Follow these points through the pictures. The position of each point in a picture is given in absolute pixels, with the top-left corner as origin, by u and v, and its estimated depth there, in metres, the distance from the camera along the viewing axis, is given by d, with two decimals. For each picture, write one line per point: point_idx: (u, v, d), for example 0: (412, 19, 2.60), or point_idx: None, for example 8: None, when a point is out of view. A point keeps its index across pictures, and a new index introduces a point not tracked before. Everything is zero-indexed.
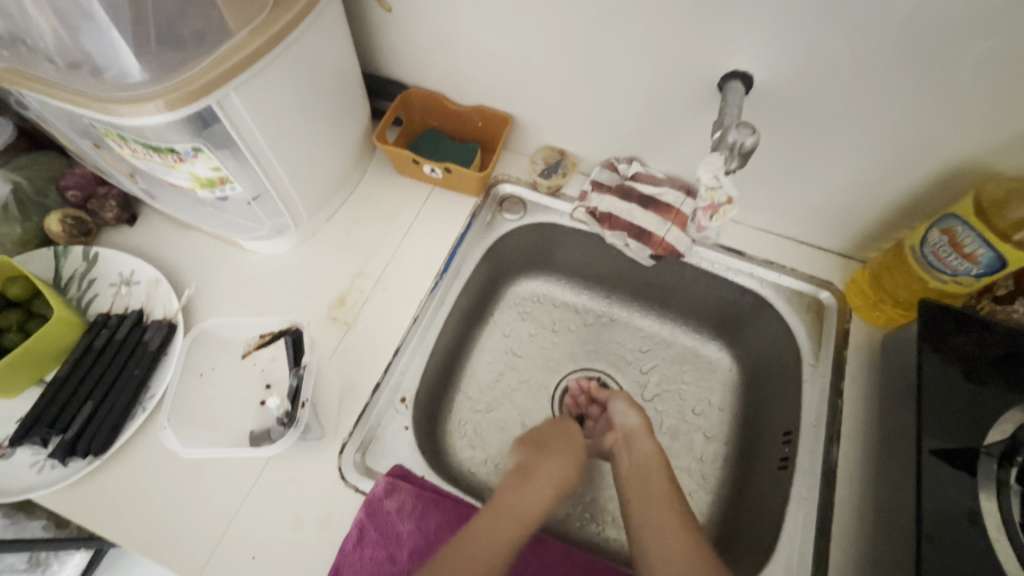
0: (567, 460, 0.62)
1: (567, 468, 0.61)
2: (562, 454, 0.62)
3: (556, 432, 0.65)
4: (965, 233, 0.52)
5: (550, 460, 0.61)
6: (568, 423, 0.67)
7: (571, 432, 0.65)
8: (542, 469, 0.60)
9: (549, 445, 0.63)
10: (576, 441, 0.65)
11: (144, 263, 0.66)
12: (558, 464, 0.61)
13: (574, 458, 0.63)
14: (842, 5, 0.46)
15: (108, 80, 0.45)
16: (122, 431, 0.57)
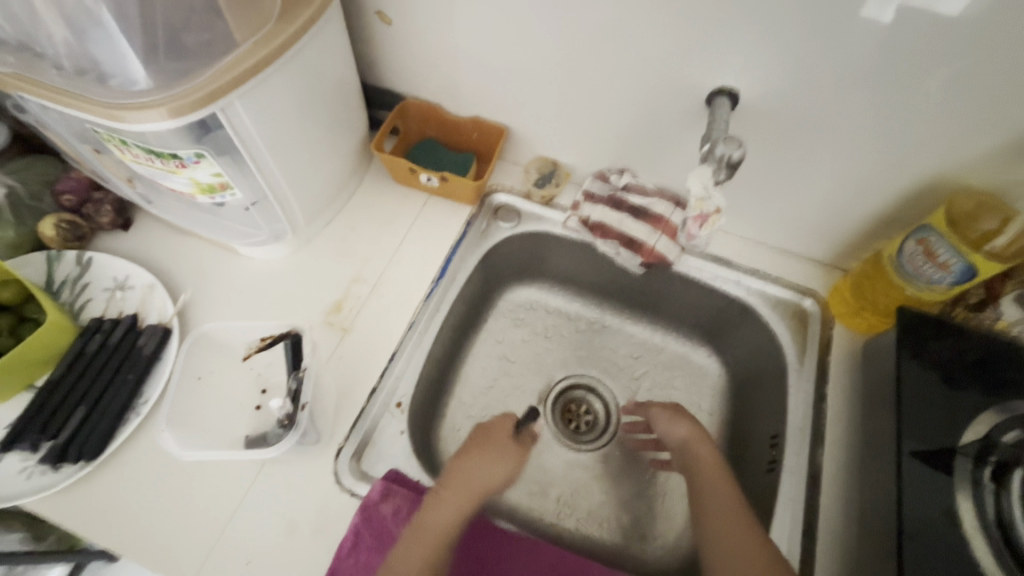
0: (491, 463, 0.61)
1: (492, 470, 0.60)
2: (485, 457, 0.61)
3: (482, 438, 0.63)
4: (938, 243, 0.55)
5: (476, 465, 0.60)
6: (495, 425, 0.65)
7: (495, 435, 0.64)
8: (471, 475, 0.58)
9: (472, 451, 0.61)
10: (504, 441, 0.64)
11: (139, 268, 0.66)
12: (479, 468, 0.60)
13: (499, 459, 0.61)
14: (820, 27, 0.49)
15: (113, 87, 0.46)
16: (115, 436, 0.57)
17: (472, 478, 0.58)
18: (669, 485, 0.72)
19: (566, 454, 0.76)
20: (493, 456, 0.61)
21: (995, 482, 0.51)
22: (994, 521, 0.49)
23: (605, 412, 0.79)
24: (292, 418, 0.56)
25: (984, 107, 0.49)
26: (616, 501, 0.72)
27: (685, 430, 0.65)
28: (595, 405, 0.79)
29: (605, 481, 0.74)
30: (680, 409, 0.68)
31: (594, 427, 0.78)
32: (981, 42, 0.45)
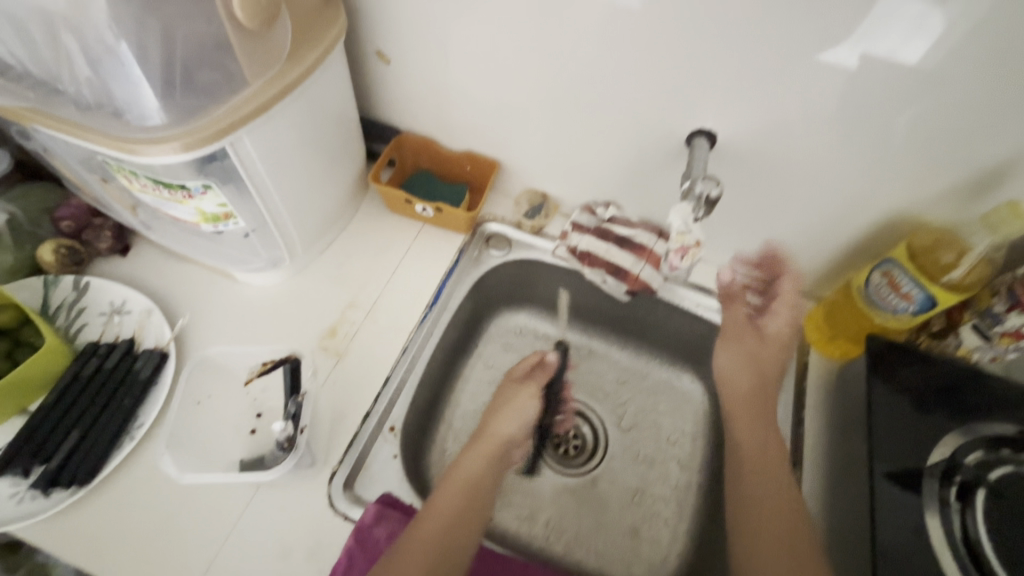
0: (507, 416, 0.67)
1: (508, 423, 0.67)
2: (502, 415, 0.67)
3: (500, 398, 0.70)
4: (901, 275, 0.59)
5: (491, 419, 0.67)
6: (511, 387, 0.71)
7: (510, 395, 0.70)
8: (488, 430, 0.66)
9: (493, 409, 0.69)
10: (519, 398, 0.69)
11: (137, 293, 0.67)
12: (498, 422, 0.67)
13: (514, 414, 0.67)
14: (788, 77, 0.53)
15: (129, 122, 0.49)
16: (108, 460, 0.57)
17: (493, 430, 0.66)
18: (655, 507, 0.74)
19: (555, 477, 0.77)
20: (508, 405, 0.68)
21: (960, 501, 0.54)
22: (961, 539, 0.52)
23: (593, 436, 0.81)
24: (291, 440, 0.57)
25: (936, 151, 0.54)
26: (603, 524, 0.73)
27: (768, 361, 0.68)
28: (584, 429, 0.81)
29: (594, 504, 0.75)
30: (767, 338, 0.69)
31: (582, 450, 0.80)
32: (930, 93, 0.50)
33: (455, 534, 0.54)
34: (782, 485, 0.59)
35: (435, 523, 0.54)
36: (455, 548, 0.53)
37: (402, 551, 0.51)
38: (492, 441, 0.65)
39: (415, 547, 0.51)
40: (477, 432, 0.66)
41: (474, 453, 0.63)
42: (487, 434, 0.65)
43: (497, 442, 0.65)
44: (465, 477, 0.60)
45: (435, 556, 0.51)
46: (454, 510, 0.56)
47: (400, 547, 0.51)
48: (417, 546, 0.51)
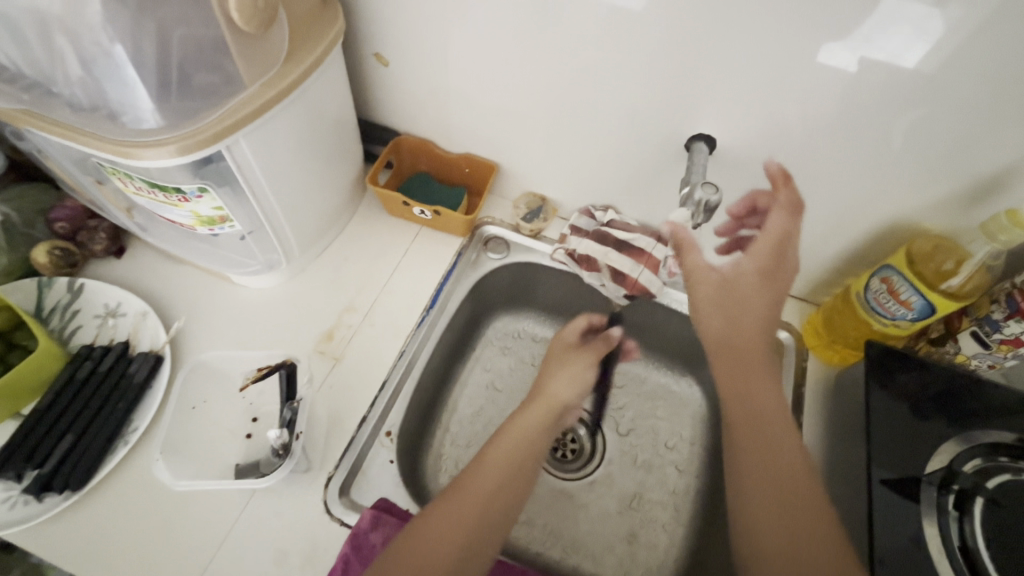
0: (566, 377, 0.62)
1: (567, 386, 0.62)
2: (560, 375, 0.62)
3: (559, 357, 0.65)
4: (900, 282, 0.59)
5: (548, 380, 0.62)
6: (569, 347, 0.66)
7: (570, 357, 0.65)
8: (545, 389, 0.61)
9: (550, 368, 0.64)
10: (580, 361, 0.64)
11: (132, 295, 0.67)
12: (556, 382, 0.62)
13: (574, 376, 0.63)
14: (788, 83, 0.53)
15: (123, 124, 0.48)
16: (102, 465, 0.57)
17: (549, 391, 0.61)
18: (653, 512, 0.74)
19: (553, 482, 0.77)
20: (565, 368, 0.63)
21: (958, 509, 0.54)
22: (958, 547, 0.52)
23: (591, 440, 0.80)
24: (286, 446, 0.56)
25: (937, 157, 0.54)
26: (600, 529, 0.73)
27: (742, 311, 0.60)
28: (582, 432, 0.81)
29: (592, 510, 0.75)
30: (734, 284, 0.61)
31: (580, 454, 0.79)
32: (930, 98, 0.50)
33: (499, 500, 0.52)
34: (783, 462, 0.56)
35: (480, 485, 0.52)
36: (498, 513, 0.51)
37: (443, 509, 0.50)
38: (548, 403, 0.59)
39: (458, 507, 0.50)
40: (533, 390, 0.62)
41: (529, 412, 0.58)
42: (545, 394, 0.61)
43: (556, 403, 0.60)
44: (518, 438, 0.56)
45: (477, 519, 0.50)
46: (501, 474, 0.53)
47: (442, 504, 0.51)
48: (460, 507, 0.50)
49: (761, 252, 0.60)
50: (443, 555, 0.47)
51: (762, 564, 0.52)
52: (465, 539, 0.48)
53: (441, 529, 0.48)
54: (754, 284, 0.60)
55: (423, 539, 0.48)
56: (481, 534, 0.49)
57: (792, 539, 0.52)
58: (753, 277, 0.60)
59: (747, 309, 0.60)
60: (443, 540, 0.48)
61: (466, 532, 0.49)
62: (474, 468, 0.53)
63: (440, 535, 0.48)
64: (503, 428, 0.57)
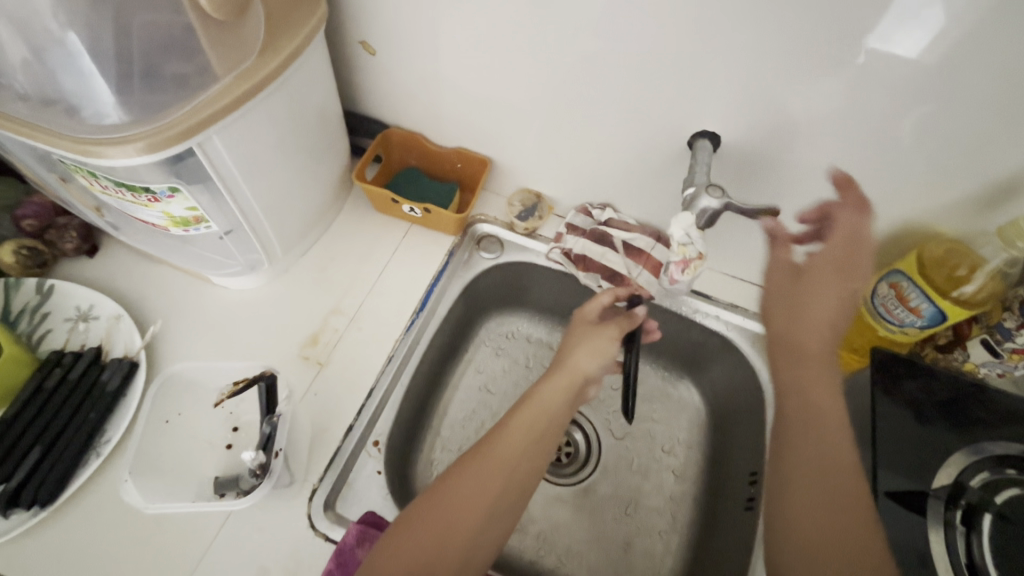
0: (590, 350, 0.62)
1: (591, 361, 0.61)
2: (584, 349, 0.62)
3: (583, 330, 0.64)
4: (910, 288, 0.56)
5: (571, 349, 0.62)
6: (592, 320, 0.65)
7: (594, 331, 0.63)
8: (567, 359, 0.62)
9: (573, 339, 0.64)
10: (605, 336, 0.63)
11: (105, 297, 0.63)
12: (581, 355, 0.61)
13: (598, 352, 0.62)
14: (797, 78, 0.50)
15: (83, 119, 0.44)
16: (73, 478, 0.54)
17: (573, 361, 0.61)
18: (649, 518, 0.72)
19: (547, 487, 0.75)
20: (589, 340, 0.62)
21: (965, 524, 0.52)
22: (965, 564, 0.51)
23: (586, 444, 0.78)
24: (263, 466, 0.53)
25: (952, 157, 0.51)
26: (596, 536, 0.71)
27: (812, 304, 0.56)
28: (577, 436, 0.79)
29: (587, 516, 0.73)
30: (807, 279, 0.57)
31: (574, 459, 0.77)
32: (947, 93, 0.47)
33: (522, 466, 0.54)
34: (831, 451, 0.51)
35: (503, 452, 0.54)
36: (520, 479, 0.54)
37: (468, 472, 0.53)
38: (570, 373, 0.60)
39: (482, 472, 0.53)
40: (555, 359, 0.63)
41: (552, 382, 0.60)
42: (567, 364, 0.61)
43: (577, 375, 0.60)
44: (540, 408, 0.58)
45: (500, 483, 0.53)
46: (524, 442, 0.55)
47: (467, 467, 0.53)
48: (484, 472, 0.53)
49: (836, 243, 0.55)
50: (468, 515, 0.50)
51: (792, 546, 0.48)
52: (488, 501, 0.52)
53: (466, 491, 0.52)
54: (835, 275, 0.55)
55: (449, 498, 0.51)
56: (504, 497, 0.52)
57: (842, 541, 0.46)
58: (824, 270, 0.56)
59: (823, 303, 0.56)
60: (467, 501, 0.51)
61: (490, 494, 0.52)
62: (497, 435, 0.55)
63: (464, 496, 0.51)
64: (525, 397, 0.59)
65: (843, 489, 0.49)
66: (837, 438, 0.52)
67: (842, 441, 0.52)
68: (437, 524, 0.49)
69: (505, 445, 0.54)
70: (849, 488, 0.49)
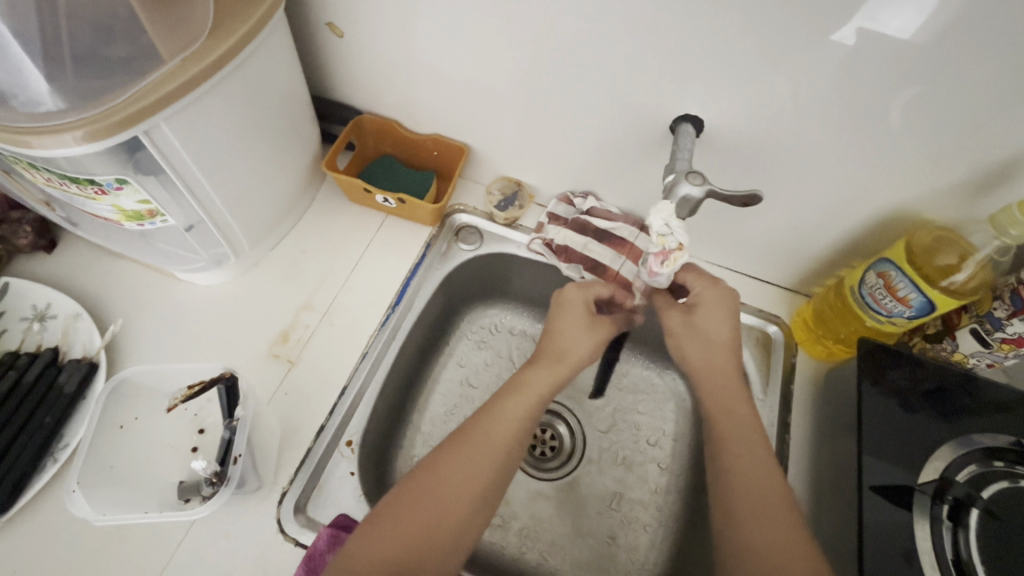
0: (575, 335, 0.63)
1: (576, 349, 0.62)
2: (570, 334, 0.62)
3: (563, 310, 0.64)
4: (899, 277, 0.54)
5: (570, 340, 0.62)
6: (577, 302, 0.64)
7: (578, 316, 0.64)
8: (568, 352, 0.61)
9: (555, 322, 0.64)
10: (590, 326, 0.64)
11: (63, 295, 0.61)
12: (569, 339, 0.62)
13: (581, 340, 0.63)
14: (781, 58, 0.48)
15: (14, 107, 0.42)
16: (29, 486, 0.52)
17: (564, 347, 0.62)
18: (633, 512, 0.71)
19: (529, 483, 0.73)
20: (578, 325, 0.63)
21: (952, 519, 0.51)
22: (952, 561, 0.49)
23: (570, 438, 0.77)
24: (219, 475, 0.53)
25: (946, 140, 0.49)
26: (579, 531, 0.70)
27: (695, 339, 0.62)
28: (560, 429, 0.77)
29: (572, 512, 0.71)
30: (700, 306, 0.62)
31: (558, 453, 0.76)
32: (941, 75, 0.45)
33: (510, 454, 0.53)
34: (763, 469, 0.53)
35: (490, 439, 0.53)
36: (506, 469, 0.53)
37: (451, 463, 0.51)
38: (567, 363, 0.61)
39: (467, 461, 0.51)
40: (552, 349, 0.62)
41: (544, 368, 0.60)
42: (563, 351, 0.61)
43: (570, 364, 0.61)
44: (534, 392, 0.58)
45: (489, 472, 0.51)
46: (516, 427, 0.55)
47: (450, 456, 0.51)
48: (471, 465, 0.51)
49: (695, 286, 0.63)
50: (453, 508, 0.49)
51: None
52: (476, 493, 0.50)
53: (450, 481, 0.50)
54: (713, 321, 0.61)
55: (430, 488, 0.49)
56: (491, 487, 0.51)
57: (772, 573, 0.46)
58: (713, 301, 0.61)
59: (703, 338, 0.61)
60: (451, 493, 0.49)
61: (477, 485, 0.50)
62: (483, 422, 0.54)
63: (449, 488, 0.49)
64: (514, 384, 0.58)
65: (784, 519, 0.49)
66: (750, 441, 0.55)
67: (763, 450, 0.54)
68: (419, 518, 0.47)
69: (493, 431, 0.53)
70: (782, 528, 0.49)
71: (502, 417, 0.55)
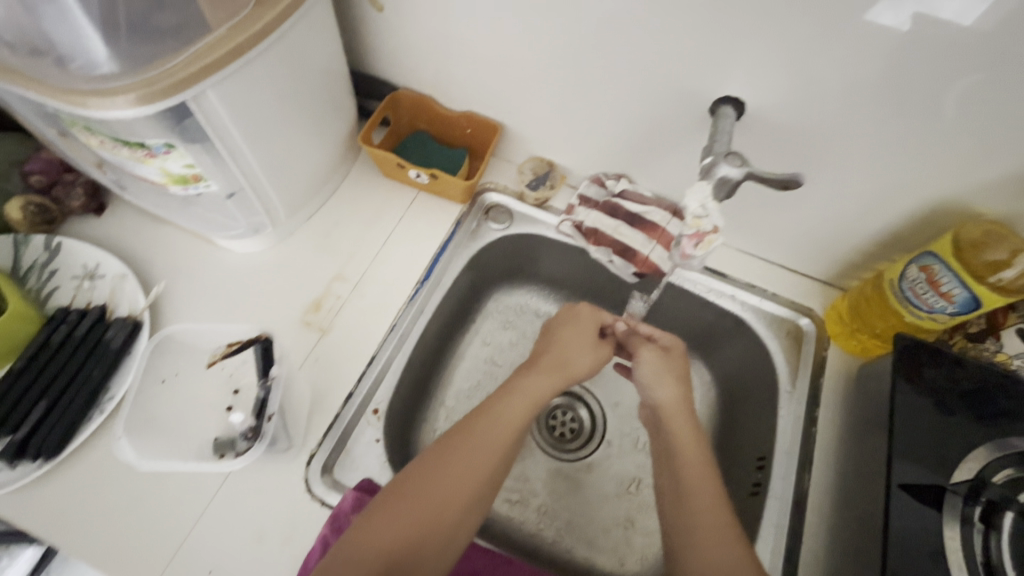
0: (576, 346, 0.62)
1: (573, 361, 0.61)
2: (571, 342, 0.62)
3: (566, 320, 0.64)
4: (943, 271, 0.52)
5: (573, 351, 0.62)
6: (582, 320, 0.64)
7: (582, 327, 0.63)
8: (569, 361, 0.61)
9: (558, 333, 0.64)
10: (586, 339, 0.63)
11: (111, 256, 0.63)
12: (568, 350, 0.62)
13: (580, 352, 0.62)
14: (830, 40, 0.46)
15: (72, 70, 0.44)
16: (77, 433, 0.55)
17: (569, 359, 0.61)
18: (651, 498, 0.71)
19: (548, 462, 0.74)
20: (576, 339, 0.63)
21: (985, 522, 0.49)
22: (981, 562, 0.48)
23: (591, 421, 0.77)
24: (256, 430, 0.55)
25: (1003, 130, 0.47)
26: (597, 512, 0.70)
27: (670, 380, 0.60)
28: (582, 412, 0.78)
29: (590, 494, 0.72)
30: (674, 353, 0.62)
31: (578, 435, 0.76)
32: (1000, 61, 0.42)
33: (511, 451, 0.53)
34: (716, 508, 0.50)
35: (492, 436, 0.53)
36: (505, 465, 0.53)
37: (452, 457, 0.51)
38: (566, 372, 0.60)
39: (469, 457, 0.51)
40: (554, 355, 0.61)
41: (544, 373, 0.59)
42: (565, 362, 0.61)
43: (570, 375, 0.60)
44: (532, 396, 0.57)
45: (489, 468, 0.51)
46: (512, 431, 0.54)
47: (452, 449, 0.51)
48: (472, 460, 0.51)
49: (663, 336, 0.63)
50: (453, 501, 0.49)
51: None
52: (473, 489, 0.50)
53: (452, 475, 0.50)
54: (676, 371, 0.60)
55: (433, 481, 0.49)
56: (482, 490, 0.50)
57: None
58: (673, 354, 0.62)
59: (673, 380, 0.60)
60: (452, 487, 0.49)
61: (478, 479, 0.50)
62: (480, 419, 0.54)
63: (450, 482, 0.49)
64: (511, 385, 0.57)
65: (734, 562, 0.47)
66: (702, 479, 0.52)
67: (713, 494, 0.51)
68: (422, 509, 0.48)
69: (495, 429, 0.53)
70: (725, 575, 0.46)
71: (500, 417, 0.54)
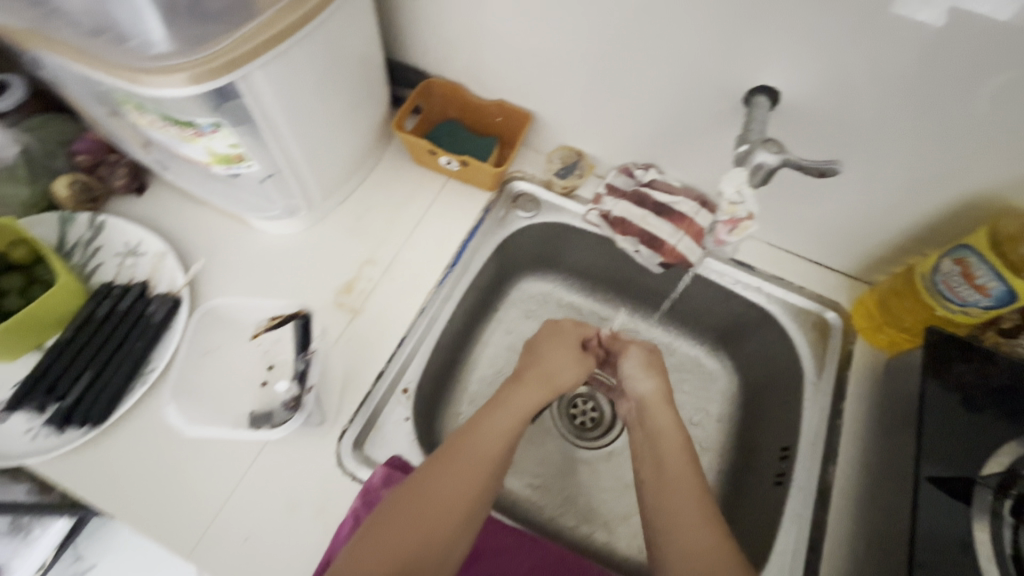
0: (558, 357, 0.62)
1: (555, 367, 0.61)
2: (554, 353, 0.62)
3: (551, 334, 0.64)
4: (978, 264, 0.52)
5: (557, 364, 0.62)
6: (563, 332, 0.65)
7: (564, 338, 0.64)
8: (555, 374, 0.61)
9: (541, 350, 0.63)
10: (568, 348, 0.63)
11: (152, 235, 0.66)
12: (552, 362, 0.61)
13: (562, 362, 0.62)
14: (868, 32, 0.46)
15: (130, 48, 0.46)
16: (121, 402, 0.57)
17: (552, 369, 0.61)
18: None
19: (569, 448, 0.75)
20: (558, 351, 0.63)
21: (1015, 516, 0.49)
22: (1011, 555, 0.48)
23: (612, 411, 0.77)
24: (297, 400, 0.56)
25: None
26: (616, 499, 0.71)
27: (652, 381, 0.61)
28: (603, 402, 0.78)
29: (610, 481, 0.73)
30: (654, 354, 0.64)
31: (599, 424, 0.77)
32: None
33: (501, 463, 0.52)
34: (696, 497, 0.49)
35: (482, 452, 0.51)
36: (496, 479, 0.51)
37: (440, 474, 0.49)
38: (551, 384, 0.60)
39: (457, 474, 0.49)
40: (539, 370, 0.60)
41: (532, 387, 0.58)
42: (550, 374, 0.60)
43: (554, 384, 0.60)
44: (519, 410, 0.56)
45: (479, 484, 0.49)
46: (501, 447, 0.52)
47: (440, 466, 0.49)
48: (461, 475, 0.49)
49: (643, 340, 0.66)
50: (443, 518, 0.47)
51: None
52: (464, 511, 0.48)
53: (441, 491, 0.48)
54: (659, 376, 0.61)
55: (421, 497, 0.47)
56: (474, 508, 0.48)
57: None
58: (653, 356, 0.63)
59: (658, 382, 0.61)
60: (442, 503, 0.47)
61: (469, 496, 0.48)
62: (468, 434, 0.52)
63: (440, 499, 0.47)
64: (497, 400, 0.56)
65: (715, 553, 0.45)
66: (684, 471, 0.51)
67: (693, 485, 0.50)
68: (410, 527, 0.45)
69: (484, 445, 0.52)
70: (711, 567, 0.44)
71: (485, 433, 0.52)
